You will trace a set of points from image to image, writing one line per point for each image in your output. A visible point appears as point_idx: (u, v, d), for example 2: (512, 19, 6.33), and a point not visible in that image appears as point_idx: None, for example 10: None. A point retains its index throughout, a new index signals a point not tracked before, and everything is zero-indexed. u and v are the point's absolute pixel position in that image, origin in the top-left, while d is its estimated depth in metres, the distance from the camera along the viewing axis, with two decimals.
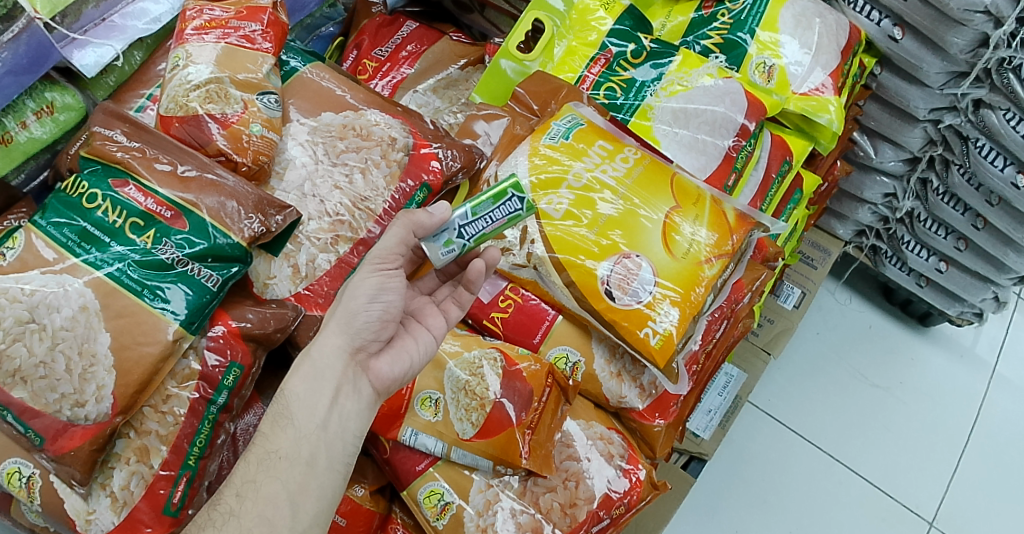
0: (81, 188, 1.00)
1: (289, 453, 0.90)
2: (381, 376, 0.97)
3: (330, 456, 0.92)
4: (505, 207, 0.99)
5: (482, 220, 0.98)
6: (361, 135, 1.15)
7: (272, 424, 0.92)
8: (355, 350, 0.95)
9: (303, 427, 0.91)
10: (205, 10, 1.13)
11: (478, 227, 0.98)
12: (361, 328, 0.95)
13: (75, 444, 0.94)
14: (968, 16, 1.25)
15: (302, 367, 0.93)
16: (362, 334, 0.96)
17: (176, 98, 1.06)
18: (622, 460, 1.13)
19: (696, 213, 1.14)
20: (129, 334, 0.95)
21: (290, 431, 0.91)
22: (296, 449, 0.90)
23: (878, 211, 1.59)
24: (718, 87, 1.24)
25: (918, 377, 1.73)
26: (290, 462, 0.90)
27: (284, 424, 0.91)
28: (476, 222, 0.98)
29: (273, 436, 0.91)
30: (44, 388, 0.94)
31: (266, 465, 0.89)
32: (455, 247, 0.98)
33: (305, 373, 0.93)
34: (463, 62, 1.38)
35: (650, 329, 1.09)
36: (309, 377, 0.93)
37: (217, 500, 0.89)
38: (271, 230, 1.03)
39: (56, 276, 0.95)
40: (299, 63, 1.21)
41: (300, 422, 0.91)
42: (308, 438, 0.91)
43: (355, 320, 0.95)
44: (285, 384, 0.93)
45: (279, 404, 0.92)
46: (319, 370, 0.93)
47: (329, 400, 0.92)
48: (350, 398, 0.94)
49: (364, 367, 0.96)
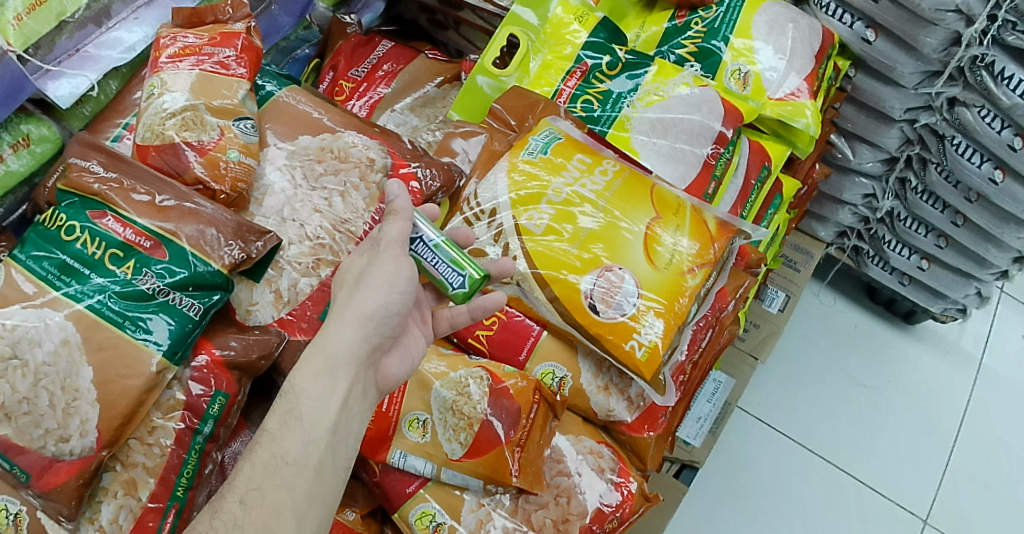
0: (59, 220, 0.99)
1: (297, 459, 0.87)
2: (389, 376, 0.96)
3: (335, 462, 0.89)
4: (449, 271, 0.99)
5: (429, 255, 0.99)
6: (339, 158, 1.15)
7: (280, 424, 0.88)
8: (372, 349, 0.92)
9: (312, 430, 0.88)
10: (178, 37, 1.12)
11: (422, 254, 1.00)
12: (377, 326, 0.93)
13: (61, 479, 0.93)
14: (940, 16, 1.26)
15: (313, 361, 0.89)
16: (376, 334, 0.93)
17: (152, 127, 1.06)
18: (612, 474, 1.13)
19: (677, 223, 1.14)
20: (112, 367, 0.94)
21: (299, 434, 0.88)
22: (306, 455, 0.87)
23: (859, 211, 1.59)
24: (694, 95, 1.24)
25: (905, 375, 1.73)
26: (297, 467, 0.87)
27: (293, 426, 0.88)
28: (429, 251, 1.00)
29: (281, 439, 0.87)
30: (28, 424, 0.92)
31: (273, 470, 0.86)
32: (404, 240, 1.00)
33: (316, 367, 0.89)
34: (439, 80, 1.39)
35: (635, 341, 1.08)
36: (320, 374, 0.89)
37: (218, 506, 0.85)
38: (252, 256, 1.03)
39: (37, 310, 0.94)
40: (275, 87, 1.20)
41: (309, 425, 0.88)
42: (317, 443, 0.88)
43: (371, 320, 0.92)
44: (292, 379, 0.89)
45: (288, 401, 0.89)
46: (333, 365, 0.90)
47: (342, 401, 0.89)
48: (358, 400, 0.91)
49: (376, 364, 0.94)
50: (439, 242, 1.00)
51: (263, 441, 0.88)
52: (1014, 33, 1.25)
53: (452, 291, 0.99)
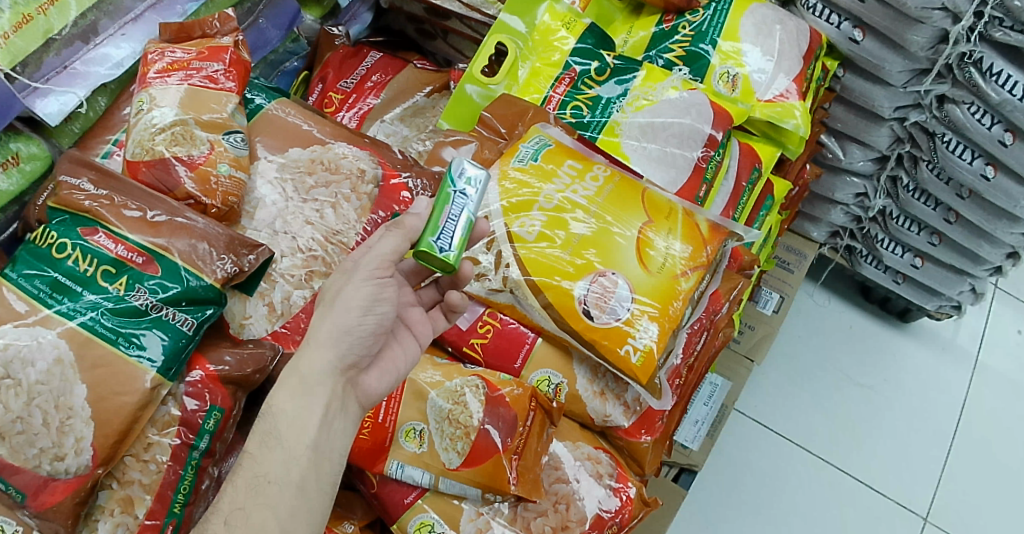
0: (49, 238, 0.98)
1: (279, 477, 0.86)
2: (369, 391, 0.96)
3: (319, 477, 0.88)
4: (446, 235, 0.94)
5: (458, 213, 0.96)
6: (330, 169, 1.15)
7: (260, 443, 0.88)
8: (347, 368, 0.92)
9: (293, 449, 0.87)
10: (167, 52, 1.12)
11: (457, 202, 0.96)
12: (352, 345, 0.93)
13: (57, 498, 0.92)
14: (926, 14, 1.26)
15: (289, 380, 0.90)
16: (350, 353, 0.93)
17: (142, 143, 1.05)
18: (611, 479, 1.12)
19: (669, 227, 1.14)
20: (106, 385, 0.94)
21: (279, 453, 0.87)
22: (286, 472, 0.87)
23: (851, 211, 1.60)
24: (683, 99, 1.25)
25: (902, 373, 1.74)
26: (280, 486, 0.86)
27: (273, 445, 0.87)
28: (459, 207, 0.96)
29: (262, 458, 0.87)
30: (22, 444, 0.91)
31: (255, 491, 0.86)
32: (462, 178, 0.97)
33: (292, 387, 0.89)
34: (429, 90, 1.39)
35: (629, 346, 1.08)
36: (296, 393, 0.89)
37: (204, 527, 0.84)
38: (244, 269, 1.02)
39: (29, 329, 0.93)
40: (264, 100, 1.20)
41: (288, 443, 0.87)
42: (298, 461, 0.87)
43: (348, 336, 0.92)
44: (270, 399, 0.89)
45: (265, 423, 0.89)
46: (308, 383, 0.90)
47: (319, 418, 0.89)
48: (337, 416, 0.91)
49: (354, 383, 0.94)
50: (469, 220, 0.96)
51: (245, 463, 0.87)
52: (1002, 29, 1.25)
53: (432, 247, 0.93)
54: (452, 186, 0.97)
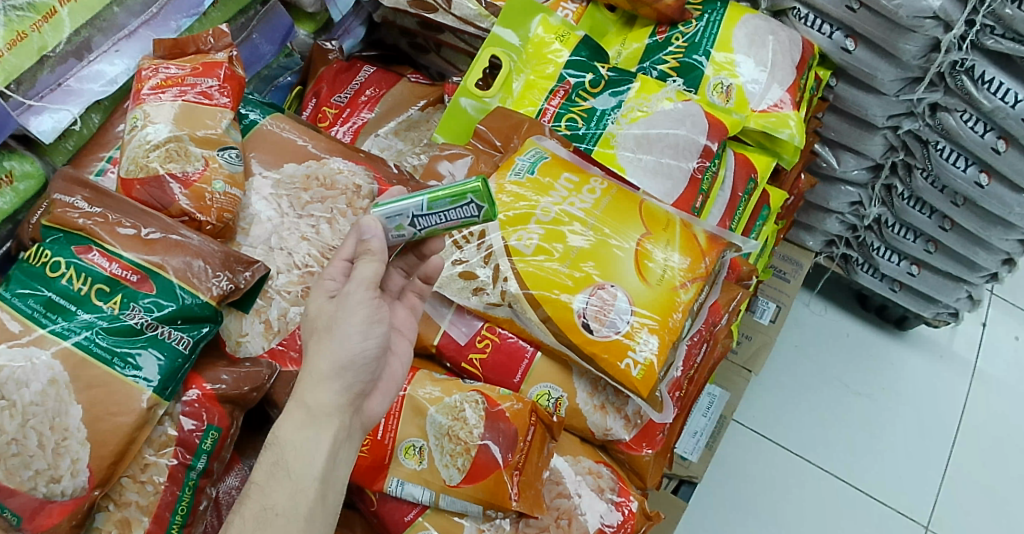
0: (43, 257, 0.97)
1: (286, 509, 0.85)
2: (372, 415, 0.94)
3: (324, 510, 0.87)
4: (461, 210, 0.92)
5: (435, 216, 0.92)
6: (325, 185, 1.15)
7: (267, 475, 0.86)
8: (353, 397, 0.89)
9: (300, 480, 0.86)
10: (160, 69, 1.12)
11: (430, 223, 0.93)
12: (357, 374, 0.89)
13: (53, 521, 0.91)
14: (918, 23, 1.26)
15: (294, 413, 0.87)
16: (357, 382, 0.89)
17: (136, 159, 1.04)
18: (612, 494, 1.12)
19: (666, 239, 1.14)
20: (102, 405, 0.93)
21: (286, 485, 0.85)
22: (294, 505, 0.85)
23: (846, 219, 1.60)
24: (678, 110, 1.25)
25: (900, 381, 1.73)
26: (287, 519, 0.84)
27: (281, 477, 0.85)
28: (429, 216, 0.92)
29: (269, 489, 0.85)
30: (18, 466, 0.90)
31: (262, 524, 0.84)
32: (405, 233, 0.94)
33: (299, 419, 0.87)
34: (422, 104, 1.38)
35: (630, 360, 1.08)
36: (304, 425, 0.86)
37: None
38: (240, 287, 1.01)
39: (23, 349, 0.92)
40: (258, 116, 1.19)
41: (296, 475, 0.86)
42: (306, 492, 0.86)
43: (350, 368, 0.88)
44: (276, 430, 0.87)
45: (273, 453, 0.86)
46: (315, 415, 0.87)
47: (327, 449, 0.87)
48: (345, 446, 0.89)
49: (358, 409, 0.92)
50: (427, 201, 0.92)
51: (252, 493, 0.86)
52: (993, 37, 1.26)
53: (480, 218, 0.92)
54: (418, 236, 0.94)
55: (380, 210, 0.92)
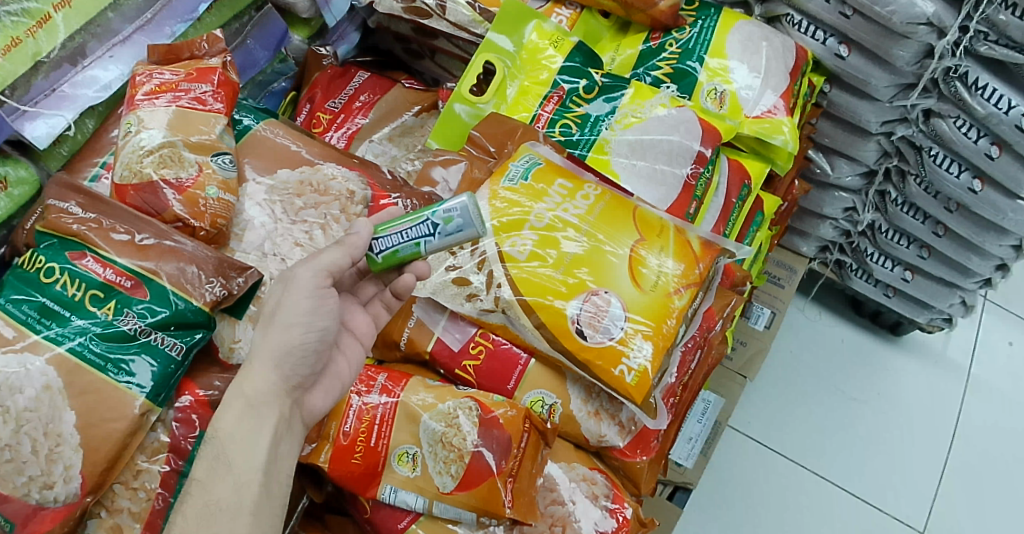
0: (37, 263, 0.97)
1: (230, 503, 0.85)
2: (314, 411, 0.96)
3: (271, 504, 0.88)
4: (389, 239, 0.97)
5: (409, 228, 0.96)
6: (319, 191, 1.14)
7: (209, 470, 0.87)
8: (291, 388, 0.92)
9: (244, 473, 0.87)
10: (155, 74, 1.11)
11: (419, 226, 0.96)
12: (295, 366, 0.93)
13: (46, 527, 0.90)
14: (912, 29, 1.25)
15: (233, 405, 0.89)
16: (295, 374, 0.93)
17: (131, 165, 1.04)
18: (607, 500, 1.11)
19: (661, 244, 1.14)
20: (95, 411, 0.92)
21: (229, 479, 0.86)
22: (238, 499, 0.86)
23: (840, 226, 1.61)
24: (672, 116, 1.24)
25: (895, 386, 1.73)
26: (233, 513, 0.85)
27: (223, 471, 0.87)
28: (416, 233, 0.96)
29: (211, 484, 0.86)
30: (10, 472, 0.89)
31: (206, 521, 0.84)
32: (449, 212, 0.95)
33: (238, 410, 0.89)
34: (417, 109, 1.38)
35: (624, 366, 1.08)
36: (243, 417, 0.89)
37: None
38: (233, 292, 1.01)
39: (17, 355, 0.91)
40: (252, 121, 1.19)
41: (239, 468, 0.87)
42: (250, 485, 0.87)
43: (290, 356, 0.92)
44: (215, 424, 0.89)
45: (213, 448, 0.88)
46: (254, 405, 0.89)
47: (269, 440, 0.89)
48: (285, 438, 0.91)
49: (300, 403, 0.94)
50: (414, 247, 0.97)
51: (193, 491, 0.86)
52: (987, 43, 1.27)
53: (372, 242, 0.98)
54: (434, 212, 0.95)
55: (469, 234, 0.96)
